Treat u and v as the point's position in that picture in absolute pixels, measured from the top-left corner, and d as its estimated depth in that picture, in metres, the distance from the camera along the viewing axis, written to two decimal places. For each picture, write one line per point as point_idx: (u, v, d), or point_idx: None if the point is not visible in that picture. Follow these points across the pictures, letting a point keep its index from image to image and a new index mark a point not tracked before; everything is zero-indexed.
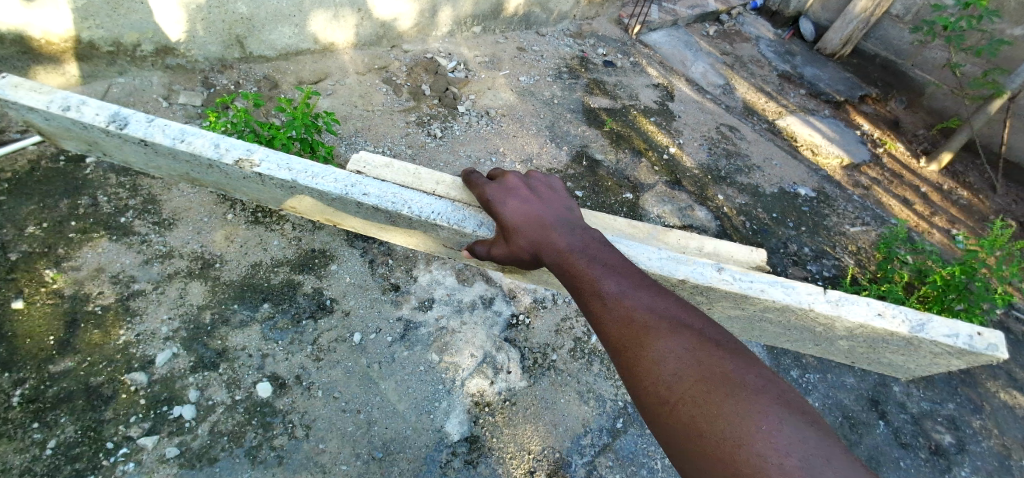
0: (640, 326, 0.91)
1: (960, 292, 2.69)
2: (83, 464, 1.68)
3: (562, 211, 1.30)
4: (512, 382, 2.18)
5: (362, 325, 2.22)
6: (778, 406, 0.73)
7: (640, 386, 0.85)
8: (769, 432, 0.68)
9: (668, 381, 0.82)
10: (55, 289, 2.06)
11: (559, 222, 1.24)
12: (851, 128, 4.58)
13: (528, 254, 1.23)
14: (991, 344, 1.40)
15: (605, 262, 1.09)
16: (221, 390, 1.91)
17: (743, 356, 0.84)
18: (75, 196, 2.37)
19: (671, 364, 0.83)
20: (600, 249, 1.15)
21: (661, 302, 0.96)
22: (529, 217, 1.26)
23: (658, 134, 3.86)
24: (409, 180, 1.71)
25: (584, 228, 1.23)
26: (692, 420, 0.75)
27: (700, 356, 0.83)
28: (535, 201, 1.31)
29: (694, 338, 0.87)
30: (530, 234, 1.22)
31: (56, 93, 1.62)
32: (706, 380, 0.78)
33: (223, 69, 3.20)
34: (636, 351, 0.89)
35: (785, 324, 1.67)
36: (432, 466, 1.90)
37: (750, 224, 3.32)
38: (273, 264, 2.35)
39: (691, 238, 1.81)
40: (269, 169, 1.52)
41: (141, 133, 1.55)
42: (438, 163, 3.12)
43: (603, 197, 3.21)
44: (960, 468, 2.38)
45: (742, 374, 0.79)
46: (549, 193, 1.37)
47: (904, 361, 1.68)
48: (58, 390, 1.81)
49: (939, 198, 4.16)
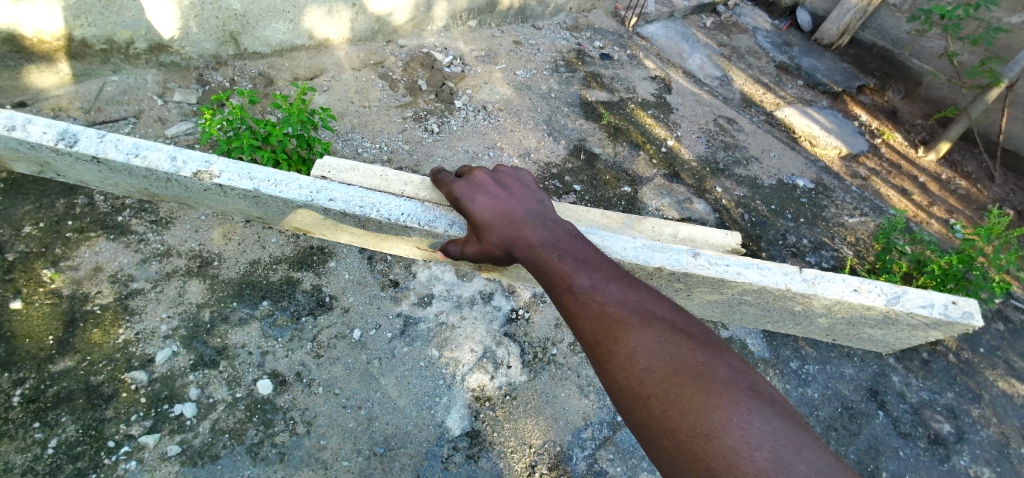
0: (614, 322, 0.92)
1: (959, 281, 2.72)
2: (85, 463, 1.68)
3: (534, 205, 1.28)
4: (513, 376, 2.19)
5: (362, 321, 2.22)
6: (748, 397, 0.75)
7: (615, 381, 0.86)
8: (740, 424, 0.70)
9: (641, 376, 0.82)
10: (53, 288, 2.06)
11: (531, 216, 1.23)
12: (849, 119, 4.57)
13: (500, 250, 1.21)
14: (966, 312, 1.49)
15: (578, 258, 1.09)
16: (222, 387, 1.92)
17: (713, 347, 0.86)
18: (71, 195, 2.36)
19: (644, 359, 0.84)
20: (573, 243, 1.14)
21: (634, 297, 0.97)
22: (501, 212, 1.24)
23: (656, 126, 3.85)
24: (376, 182, 1.68)
25: (556, 221, 1.23)
26: (664, 414, 0.76)
27: (673, 349, 0.84)
28: (506, 196, 1.29)
29: (666, 332, 0.88)
30: (502, 230, 1.20)
31: (1, 114, 1.60)
32: (679, 374, 0.79)
33: (217, 66, 3.17)
34: (610, 347, 0.89)
35: (764, 306, 1.67)
36: (433, 461, 1.91)
37: (749, 216, 3.32)
38: (272, 261, 2.34)
39: (665, 225, 1.80)
40: (230, 180, 1.51)
41: (93, 149, 1.53)
42: (435, 159, 3.11)
43: (601, 191, 3.20)
44: (958, 457, 2.39)
45: (713, 366, 0.80)
46: (522, 187, 1.35)
47: (885, 335, 1.76)
48: (59, 390, 1.81)
49: (937, 188, 4.16)
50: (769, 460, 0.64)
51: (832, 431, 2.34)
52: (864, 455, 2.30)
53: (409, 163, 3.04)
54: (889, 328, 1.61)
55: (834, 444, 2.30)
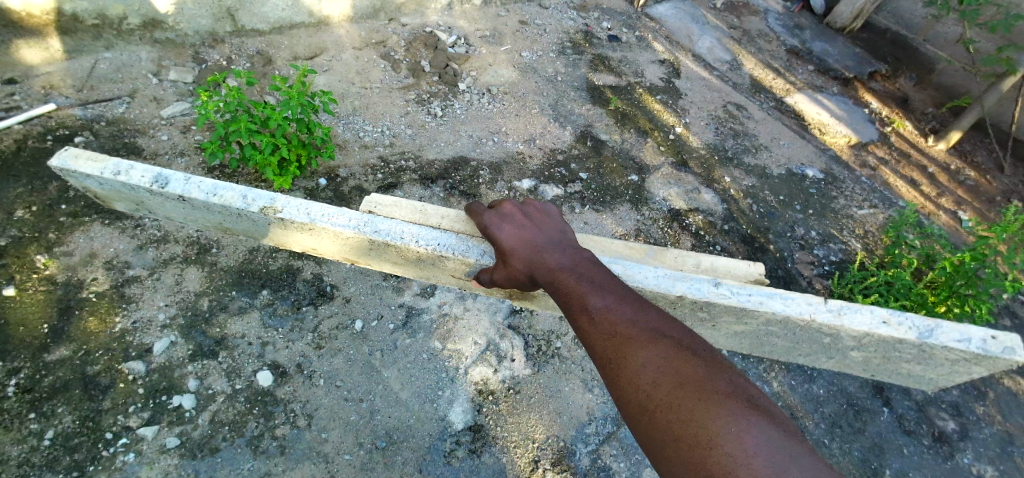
0: (622, 340, 0.87)
1: (969, 278, 2.59)
2: (82, 455, 1.65)
3: (555, 230, 1.20)
4: (516, 370, 2.15)
5: (364, 311, 2.19)
6: (750, 410, 0.70)
7: (625, 397, 0.81)
8: (737, 433, 0.65)
9: (647, 390, 0.78)
10: (48, 275, 2.01)
11: (550, 240, 1.15)
12: (860, 107, 4.46)
13: (522, 277, 1.14)
14: (1007, 347, 1.23)
15: (592, 278, 1.03)
16: (221, 379, 1.89)
17: (720, 367, 0.80)
18: (64, 179, 2.30)
19: (652, 376, 0.79)
20: (589, 266, 1.08)
21: (647, 318, 0.91)
22: (521, 236, 1.16)
23: (664, 113, 3.74)
24: (415, 217, 1.54)
25: (576, 247, 1.15)
26: (669, 427, 0.71)
27: (677, 364, 0.79)
28: (529, 219, 1.22)
29: (675, 349, 0.83)
30: (522, 255, 1.13)
31: (106, 160, 1.54)
32: (683, 389, 0.75)
33: (214, 43, 3.06)
34: (619, 364, 0.84)
35: (792, 338, 1.44)
36: (436, 455, 1.89)
37: (757, 207, 3.25)
38: (271, 249, 2.30)
39: (687, 256, 1.63)
40: (291, 214, 1.43)
41: (179, 190, 1.46)
42: (439, 143, 3.03)
43: (607, 180, 3.13)
44: (962, 455, 2.38)
45: (714, 380, 0.76)
46: (542, 209, 1.27)
47: (922, 371, 1.45)
48: (54, 380, 1.77)
49: (946, 179, 4.09)
50: (764, 464, 0.60)
51: (837, 428, 2.33)
52: (868, 453, 2.29)
53: (412, 148, 2.95)
54: (926, 363, 1.37)
55: (839, 442, 2.29)
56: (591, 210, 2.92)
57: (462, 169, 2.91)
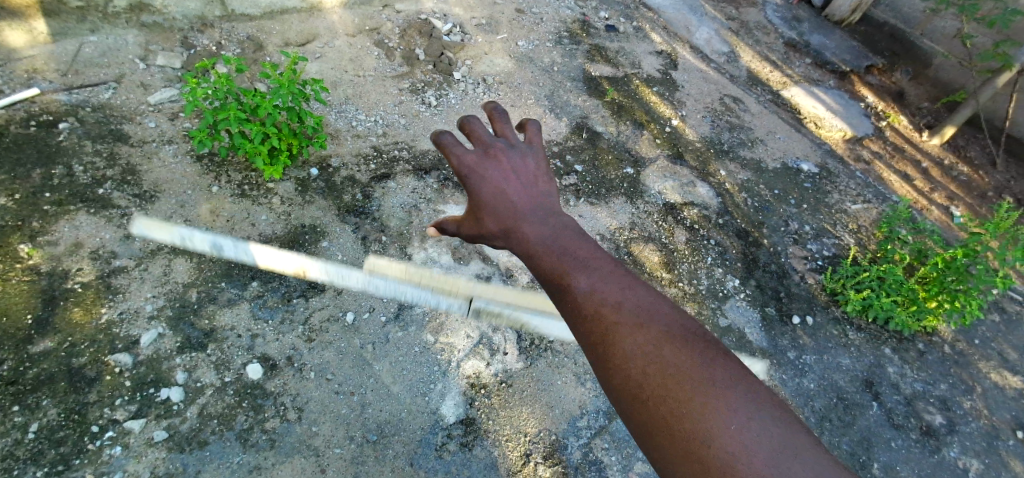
0: (609, 322, 0.73)
1: (960, 274, 2.60)
2: (67, 448, 1.63)
3: (540, 188, 1.00)
4: (509, 363, 2.15)
5: (355, 303, 2.17)
6: (750, 402, 0.62)
7: (613, 385, 0.71)
8: (738, 435, 0.57)
9: (636, 376, 0.67)
10: (31, 265, 1.97)
11: (533, 204, 0.96)
12: (856, 101, 4.45)
13: (493, 239, 0.95)
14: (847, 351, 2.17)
15: (577, 252, 0.86)
16: (210, 371, 1.86)
17: (717, 351, 0.70)
18: (48, 166, 2.25)
19: (643, 365, 0.67)
20: (572, 237, 0.90)
21: (636, 294, 0.77)
22: (500, 192, 0.96)
23: (660, 105, 3.71)
24: None
25: (556, 214, 0.96)
26: (664, 424, 0.62)
27: (670, 351, 0.68)
28: (510, 172, 1.00)
29: (670, 333, 0.71)
30: (498, 215, 0.94)
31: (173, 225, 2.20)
32: (678, 382, 0.64)
33: (203, 28, 2.99)
34: (606, 349, 0.72)
35: None
36: (427, 448, 1.89)
37: (752, 201, 3.25)
38: (261, 240, 2.26)
39: None
40: None
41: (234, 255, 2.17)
42: (433, 134, 2.99)
43: (603, 172, 3.11)
44: (948, 448, 2.41)
45: (712, 370, 0.66)
46: (529, 162, 1.04)
47: None
48: (39, 372, 1.74)
49: (939, 174, 4.10)
50: (768, 466, 0.54)
51: (826, 422, 2.35)
52: (856, 446, 2.31)
53: (406, 138, 2.90)
54: None
55: (828, 435, 2.31)
56: (586, 202, 2.91)
57: None
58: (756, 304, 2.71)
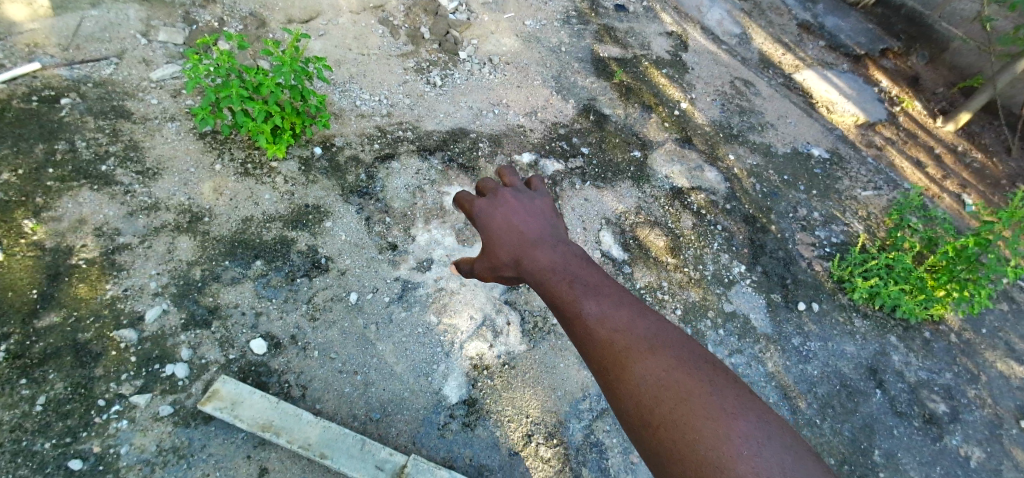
0: (620, 348, 0.74)
1: (971, 263, 2.55)
2: (75, 421, 1.65)
3: (547, 221, 1.08)
4: (512, 345, 2.14)
5: (359, 284, 2.17)
6: (762, 425, 0.60)
7: (625, 412, 0.69)
8: (750, 453, 0.55)
9: (647, 402, 0.66)
10: (36, 240, 1.97)
11: (541, 234, 1.04)
12: (869, 85, 4.35)
13: (507, 270, 1.04)
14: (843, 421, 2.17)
15: (586, 280, 0.90)
16: (214, 348, 1.88)
17: (727, 377, 0.69)
18: (51, 141, 2.23)
19: (653, 388, 0.66)
20: (581, 264, 0.95)
21: (645, 322, 0.79)
22: (510, 226, 1.05)
23: (669, 87, 3.64)
24: None
25: (567, 242, 1.03)
26: (676, 443, 0.59)
27: (678, 375, 0.67)
28: (518, 207, 1.09)
29: (680, 359, 0.71)
30: (509, 247, 1.03)
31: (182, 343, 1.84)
32: (689, 402, 0.63)
33: (204, 3, 2.94)
34: (616, 374, 0.72)
35: None
36: (429, 428, 1.91)
37: (760, 186, 3.20)
38: (264, 219, 2.25)
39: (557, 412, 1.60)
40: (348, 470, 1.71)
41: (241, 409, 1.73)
42: (438, 114, 2.94)
43: (609, 155, 3.06)
44: (951, 437, 2.41)
45: (721, 393, 0.65)
46: (536, 199, 1.14)
47: None
48: (45, 347, 1.76)
49: (952, 161, 4.02)
50: None
51: (829, 409, 2.35)
52: (858, 433, 2.31)
53: (410, 118, 2.86)
54: None
55: (830, 422, 2.32)
56: (592, 186, 2.87)
57: (461, 141, 2.84)
58: (761, 290, 2.69)
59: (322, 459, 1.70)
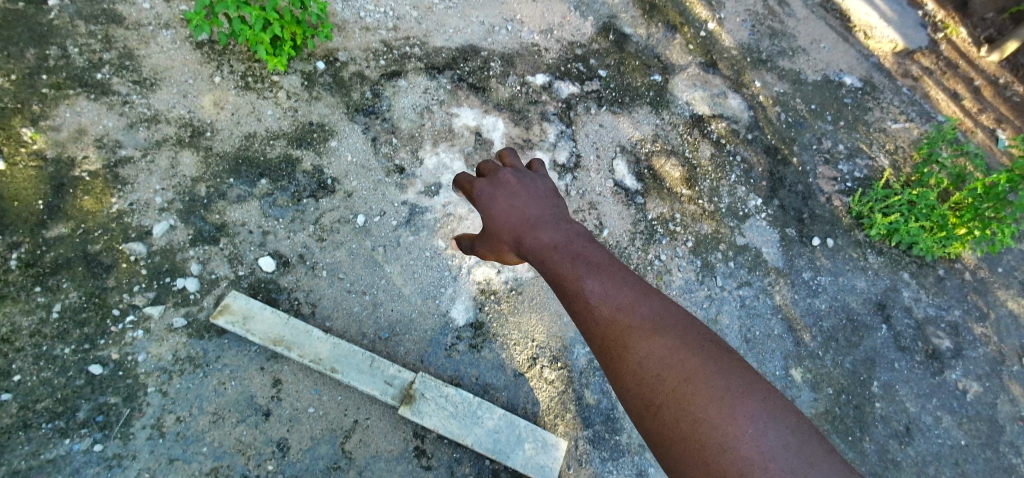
0: (621, 328, 0.71)
1: (997, 201, 2.43)
2: (92, 329, 1.70)
3: (550, 201, 1.08)
4: (519, 271, 2.11)
5: (366, 207, 2.12)
6: (769, 407, 0.56)
7: (628, 393, 0.66)
8: (756, 436, 0.51)
9: (649, 382, 0.62)
10: (36, 150, 1.92)
11: (543, 214, 1.04)
12: (915, 7, 3.96)
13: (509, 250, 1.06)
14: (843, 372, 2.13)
15: (590, 258, 0.86)
16: (224, 265, 1.90)
17: (734, 358, 0.64)
18: (42, 46, 2.11)
19: (655, 368, 0.63)
20: (584, 243, 0.92)
21: (648, 301, 0.74)
22: (511, 208, 1.07)
23: (697, 5, 3.29)
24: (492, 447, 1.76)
25: (570, 221, 1.01)
26: (676, 426, 0.56)
27: (682, 353, 0.63)
28: (520, 189, 1.11)
29: (684, 337, 0.66)
30: (510, 227, 1.05)
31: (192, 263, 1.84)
32: (692, 381, 0.58)
33: None
34: (618, 354, 0.69)
35: None
36: (437, 348, 1.96)
37: (785, 116, 3.02)
38: (268, 136, 2.17)
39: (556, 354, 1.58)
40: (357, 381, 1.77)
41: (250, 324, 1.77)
42: (447, 29, 2.70)
43: (628, 79, 2.87)
44: (951, 371, 2.44)
45: (728, 372, 0.60)
46: (538, 182, 1.14)
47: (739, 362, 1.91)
48: (56, 256, 1.77)
49: (992, 94, 3.76)
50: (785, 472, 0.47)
51: (833, 342, 2.38)
52: (859, 365, 2.36)
53: (418, 33, 2.64)
54: None
55: (832, 353, 2.36)
56: (608, 111, 2.72)
57: (471, 59, 2.65)
58: (776, 224, 2.62)
59: (333, 372, 1.77)
